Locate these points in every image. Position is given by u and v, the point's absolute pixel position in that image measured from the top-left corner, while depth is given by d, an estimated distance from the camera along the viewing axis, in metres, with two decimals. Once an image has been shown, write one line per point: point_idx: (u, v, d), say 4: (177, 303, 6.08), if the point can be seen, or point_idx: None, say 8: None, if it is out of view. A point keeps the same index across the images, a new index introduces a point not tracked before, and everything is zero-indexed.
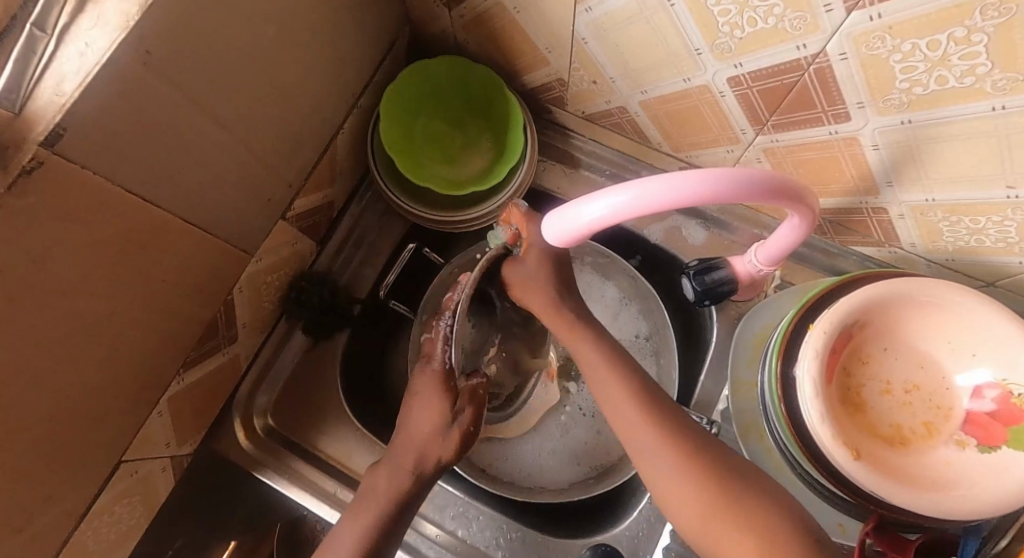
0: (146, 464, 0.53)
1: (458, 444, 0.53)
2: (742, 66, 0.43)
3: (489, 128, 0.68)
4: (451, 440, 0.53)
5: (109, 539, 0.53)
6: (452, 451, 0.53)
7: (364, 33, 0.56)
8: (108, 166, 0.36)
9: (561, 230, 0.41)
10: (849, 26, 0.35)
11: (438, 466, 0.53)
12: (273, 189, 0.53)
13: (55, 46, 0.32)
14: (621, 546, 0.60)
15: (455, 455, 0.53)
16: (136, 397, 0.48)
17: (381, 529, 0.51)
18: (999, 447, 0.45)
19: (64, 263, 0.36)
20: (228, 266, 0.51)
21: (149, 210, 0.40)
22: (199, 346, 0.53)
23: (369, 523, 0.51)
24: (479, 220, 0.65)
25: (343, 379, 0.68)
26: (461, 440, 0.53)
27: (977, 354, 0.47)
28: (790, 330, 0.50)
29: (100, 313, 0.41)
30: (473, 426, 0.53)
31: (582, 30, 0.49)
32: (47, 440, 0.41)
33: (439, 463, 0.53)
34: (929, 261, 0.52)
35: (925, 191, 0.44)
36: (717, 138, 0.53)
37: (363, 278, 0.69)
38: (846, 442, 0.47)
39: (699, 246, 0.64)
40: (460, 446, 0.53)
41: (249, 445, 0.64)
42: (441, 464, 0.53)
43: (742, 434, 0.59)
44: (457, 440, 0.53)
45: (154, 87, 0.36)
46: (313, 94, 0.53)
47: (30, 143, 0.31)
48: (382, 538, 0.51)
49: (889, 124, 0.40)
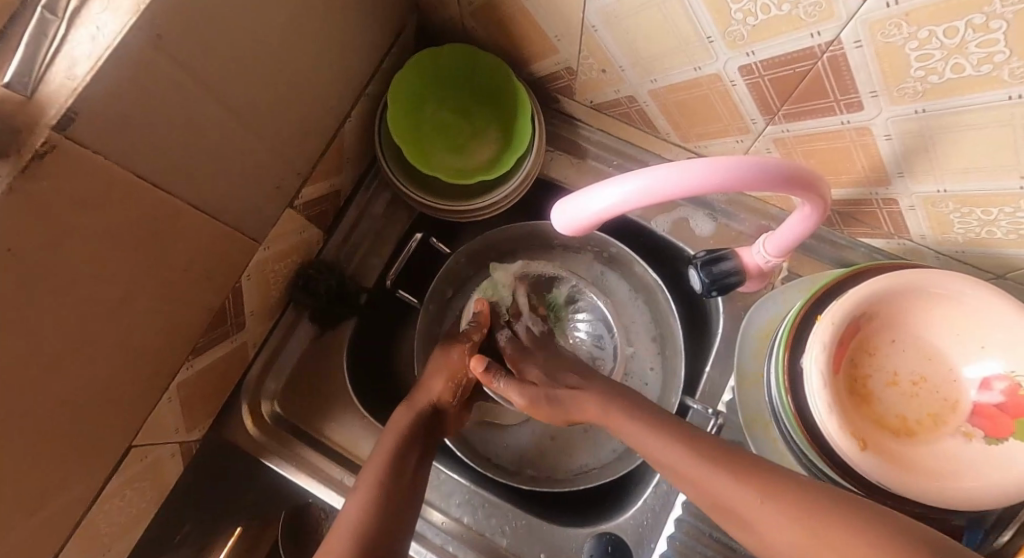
0: (155, 449, 0.54)
1: (456, 386, 0.61)
2: (754, 55, 0.42)
3: (497, 119, 0.68)
4: (440, 376, 0.61)
5: (119, 522, 0.54)
6: (442, 380, 0.60)
7: (372, 20, 0.56)
8: (121, 151, 0.36)
9: (572, 220, 0.41)
10: (866, 12, 0.34)
11: (435, 400, 0.59)
12: (282, 176, 0.53)
13: (67, 31, 0.32)
14: (625, 536, 0.60)
15: (455, 391, 0.61)
16: (147, 381, 0.49)
17: (396, 474, 0.52)
18: (1005, 439, 0.45)
19: (76, 247, 0.36)
20: (237, 254, 0.51)
21: (161, 196, 0.40)
22: (207, 333, 0.53)
23: (378, 478, 0.51)
24: (487, 210, 0.65)
25: (350, 368, 0.68)
26: (454, 375, 0.61)
27: (986, 346, 0.47)
28: (798, 320, 0.50)
29: (112, 298, 0.41)
30: (465, 358, 0.62)
31: (592, 18, 0.48)
32: (59, 424, 0.42)
33: (435, 399, 0.59)
34: (938, 253, 0.52)
35: (937, 181, 0.44)
36: (726, 128, 0.53)
37: (369, 267, 0.68)
38: (853, 433, 0.47)
39: (706, 238, 0.64)
40: (461, 386, 0.61)
41: (255, 431, 0.64)
42: (438, 400, 0.59)
43: (748, 425, 0.58)
44: (449, 368, 0.61)
45: (166, 72, 0.36)
46: (322, 83, 0.53)
47: (44, 127, 0.31)
48: (395, 479, 0.52)
49: (902, 113, 0.40)
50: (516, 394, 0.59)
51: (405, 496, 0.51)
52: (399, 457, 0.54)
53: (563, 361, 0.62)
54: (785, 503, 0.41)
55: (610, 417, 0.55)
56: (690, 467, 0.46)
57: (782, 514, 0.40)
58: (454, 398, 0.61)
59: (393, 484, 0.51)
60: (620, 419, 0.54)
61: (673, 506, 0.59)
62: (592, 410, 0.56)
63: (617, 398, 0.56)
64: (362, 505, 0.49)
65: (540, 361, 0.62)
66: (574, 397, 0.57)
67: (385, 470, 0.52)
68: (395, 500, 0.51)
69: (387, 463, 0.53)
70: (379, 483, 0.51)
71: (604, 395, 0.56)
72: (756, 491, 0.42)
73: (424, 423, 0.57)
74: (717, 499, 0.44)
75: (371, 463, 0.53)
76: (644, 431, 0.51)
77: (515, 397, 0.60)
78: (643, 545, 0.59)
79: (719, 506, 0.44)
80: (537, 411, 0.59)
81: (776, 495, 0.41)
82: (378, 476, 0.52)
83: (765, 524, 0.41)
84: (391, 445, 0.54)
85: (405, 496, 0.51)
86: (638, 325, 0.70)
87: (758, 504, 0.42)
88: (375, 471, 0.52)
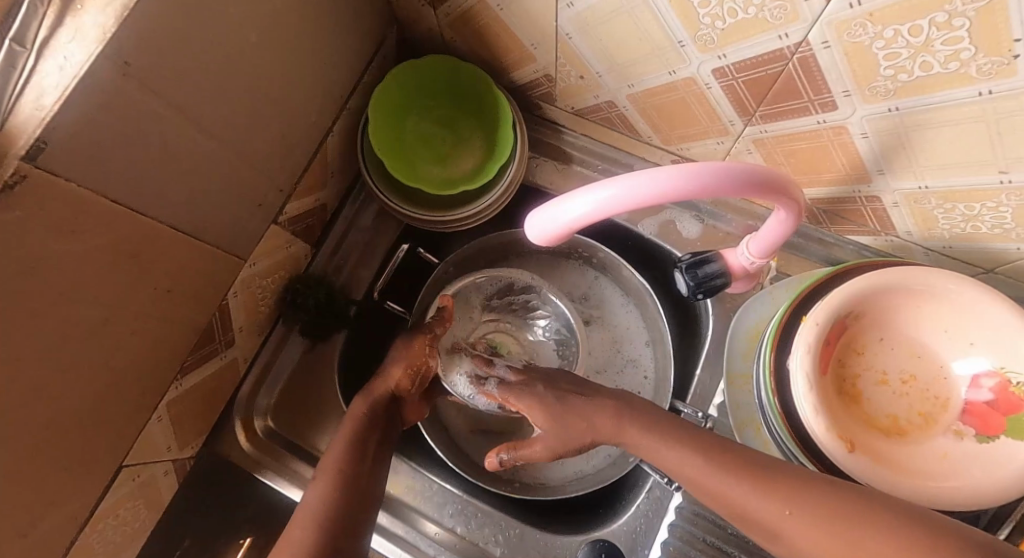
0: (148, 467, 0.54)
1: (411, 372, 0.59)
2: (726, 58, 0.42)
3: (480, 128, 0.68)
4: (401, 363, 0.59)
5: (115, 541, 0.54)
6: (401, 367, 0.59)
7: (348, 34, 0.56)
8: (95, 177, 0.36)
9: (545, 229, 0.41)
10: (830, 14, 0.34)
11: (393, 387, 0.58)
12: (264, 193, 0.53)
13: (35, 61, 0.33)
14: (619, 543, 0.60)
15: (413, 379, 0.59)
16: (136, 401, 0.49)
17: (350, 464, 0.51)
18: (997, 436, 0.45)
19: (52, 274, 0.36)
20: (222, 272, 0.52)
21: (138, 219, 0.40)
22: (195, 351, 0.54)
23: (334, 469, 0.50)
24: (472, 219, 0.65)
25: (341, 380, 0.68)
26: (414, 363, 0.59)
27: (975, 343, 0.46)
28: (783, 321, 0.50)
29: (93, 322, 0.41)
30: (429, 347, 0.60)
31: (565, 26, 0.48)
32: (45, 448, 0.42)
33: (394, 386, 0.58)
34: (926, 249, 0.51)
35: (918, 178, 0.44)
36: (706, 130, 0.52)
37: (358, 280, 0.69)
38: (841, 434, 0.46)
39: (693, 239, 0.63)
40: (417, 374, 0.59)
41: (249, 446, 0.64)
42: (397, 387, 0.58)
43: (738, 428, 0.58)
44: (409, 356, 0.59)
45: (137, 98, 0.37)
46: (301, 99, 0.53)
47: (12, 157, 0.32)
48: (352, 471, 0.51)
49: (876, 112, 0.40)
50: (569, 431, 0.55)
51: (365, 488, 0.51)
52: (357, 448, 0.53)
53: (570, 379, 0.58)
54: (804, 510, 0.40)
55: (624, 432, 0.53)
56: (709, 480, 0.45)
57: (804, 514, 0.40)
58: (408, 382, 0.59)
59: (349, 472, 0.51)
60: (632, 430, 0.52)
61: (665, 513, 0.59)
62: (604, 424, 0.54)
63: (627, 409, 0.53)
64: (322, 494, 0.49)
65: (539, 389, 0.57)
66: (586, 411, 0.54)
67: (345, 459, 0.51)
68: (351, 497, 0.49)
69: (342, 455, 0.52)
70: (336, 477, 0.50)
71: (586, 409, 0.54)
72: (779, 501, 0.41)
73: (381, 413, 0.57)
74: (742, 510, 0.43)
75: (332, 450, 0.53)
76: (656, 442, 0.50)
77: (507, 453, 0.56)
78: (637, 552, 0.59)
79: (747, 518, 0.43)
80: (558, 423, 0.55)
81: (793, 498, 0.41)
82: (338, 465, 0.51)
83: (791, 531, 0.41)
84: (350, 434, 0.54)
85: (361, 490, 0.50)
86: (633, 332, 0.69)
87: (785, 514, 0.41)
88: (334, 459, 0.51)
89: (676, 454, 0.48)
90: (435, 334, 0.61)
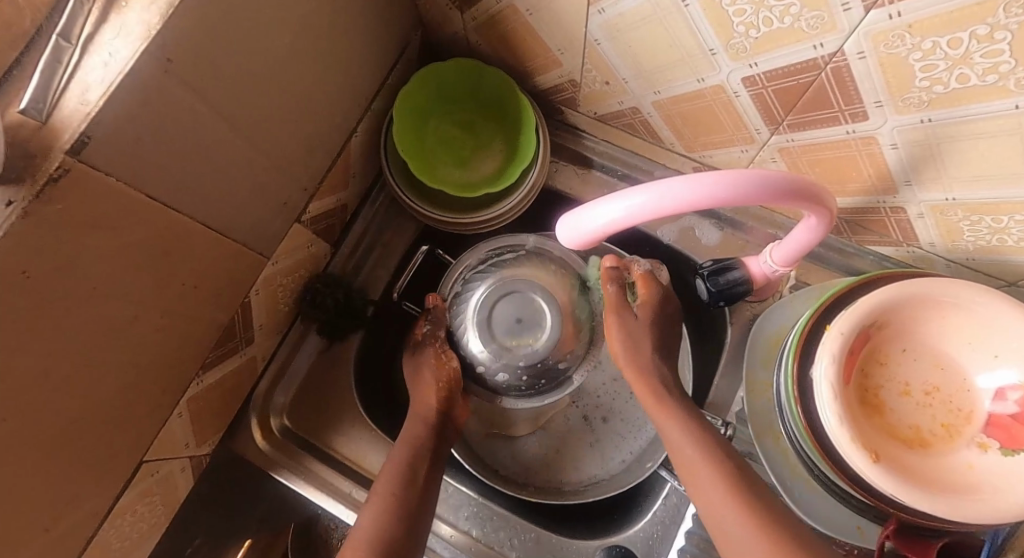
0: (165, 464, 0.54)
1: (442, 389, 0.61)
2: (757, 66, 0.42)
3: (501, 132, 0.68)
4: (428, 383, 0.61)
5: (130, 537, 0.54)
6: (431, 390, 0.61)
7: (376, 36, 0.56)
8: (131, 173, 0.36)
9: (576, 234, 0.41)
10: (868, 24, 0.34)
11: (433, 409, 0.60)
12: (290, 192, 0.53)
13: (80, 56, 0.33)
14: (635, 548, 0.60)
15: (446, 396, 0.61)
16: (158, 398, 0.49)
17: (405, 481, 0.53)
18: (1021, 450, 0.44)
19: (87, 269, 0.36)
20: (246, 270, 0.52)
21: (170, 215, 0.40)
22: (216, 349, 0.54)
23: (390, 482, 0.53)
24: (492, 222, 0.65)
25: (358, 381, 0.68)
26: (439, 380, 0.61)
27: (999, 355, 0.46)
28: (806, 331, 0.50)
29: (122, 317, 0.41)
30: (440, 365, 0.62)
31: (595, 32, 0.49)
32: (72, 443, 0.42)
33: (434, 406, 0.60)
34: (948, 261, 0.52)
35: (946, 190, 0.44)
36: (731, 138, 0.52)
37: (376, 280, 0.69)
38: (864, 445, 0.46)
39: (712, 247, 0.64)
40: (446, 388, 0.61)
41: (265, 445, 0.64)
42: (438, 406, 0.60)
43: (757, 436, 0.58)
44: (433, 376, 0.62)
45: (175, 94, 0.37)
46: (328, 99, 0.53)
47: (57, 152, 0.32)
48: (406, 489, 0.53)
49: (908, 122, 0.40)
50: (623, 353, 0.59)
51: (420, 505, 0.53)
52: (408, 470, 0.54)
53: (665, 320, 0.61)
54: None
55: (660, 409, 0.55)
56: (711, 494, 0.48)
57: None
58: (444, 399, 0.61)
59: (403, 496, 0.52)
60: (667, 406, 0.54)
61: (682, 519, 0.59)
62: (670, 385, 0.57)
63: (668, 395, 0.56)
64: (378, 515, 0.51)
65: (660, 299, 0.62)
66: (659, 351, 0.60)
67: (396, 481, 0.53)
68: (406, 515, 0.51)
69: (398, 471, 0.54)
70: (391, 494, 0.52)
71: (642, 364, 0.58)
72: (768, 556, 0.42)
73: (432, 433, 0.58)
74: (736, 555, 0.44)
75: (385, 474, 0.54)
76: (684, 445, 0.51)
77: (609, 287, 0.61)
78: None
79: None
80: (630, 348, 0.59)
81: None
82: (391, 487, 0.53)
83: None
84: (403, 457, 0.55)
85: (417, 510, 0.52)
86: None
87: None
88: (387, 483, 0.53)
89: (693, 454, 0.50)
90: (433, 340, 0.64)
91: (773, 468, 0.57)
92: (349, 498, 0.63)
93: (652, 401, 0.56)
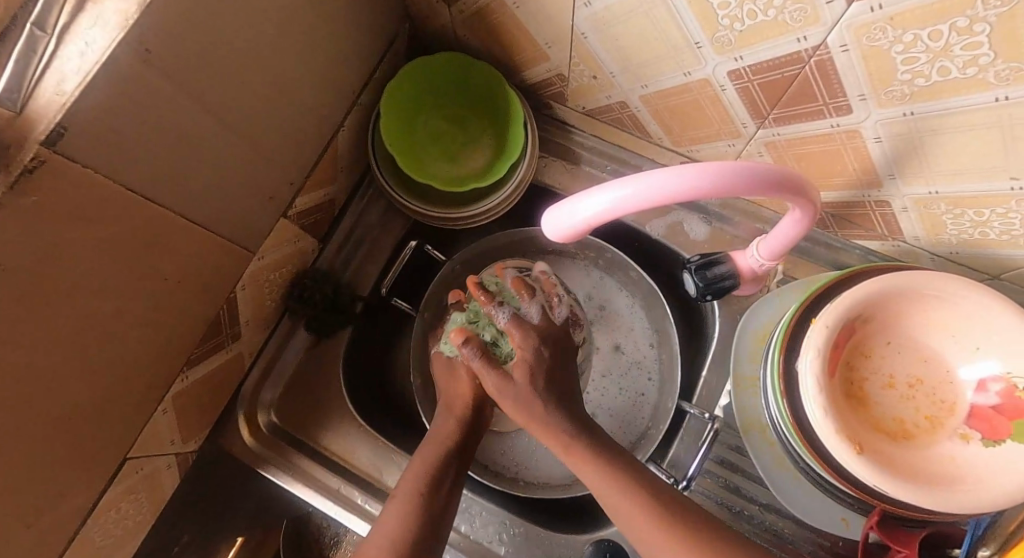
0: (151, 460, 0.54)
1: (478, 384, 0.58)
2: (742, 59, 0.43)
3: (490, 126, 0.68)
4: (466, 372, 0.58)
5: (115, 535, 0.54)
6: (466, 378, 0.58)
7: (362, 29, 0.56)
8: (111, 166, 0.36)
9: (560, 227, 0.41)
10: (850, 17, 0.34)
11: (469, 397, 0.58)
12: (275, 187, 0.53)
13: (56, 46, 0.32)
14: (623, 542, 0.60)
15: (482, 384, 0.58)
16: (142, 394, 0.49)
17: (433, 481, 0.52)
18: (1003, 441, 0.45)
19: (67, 262, 0.36)
20: (231, 265, 0.52)
21: (152, 208, 0.40)
22: (202, 344, 0.53)
23: (417, 481, 0.52)
24: (481, 218, 0.65)
25: (347, 377, 0.68)
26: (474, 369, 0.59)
27: (981, 348, 0.46)
28: (792, 325, 0.50)
29: (104, 312, 0.41)
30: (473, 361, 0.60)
31: (582, 25, 0.49)
32: (53, 439, 0.42)
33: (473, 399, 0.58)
34: (933, 255, 0.52)
35: (928, 183, 0.44)
36: (718, 132, 0.53)
37: (365, 276, 0.69)
38: (849, 437, 0.46)
39: (700, 241, 0.64)
40: (480, 375, 0.58)
41: (252, 442, 0.64)
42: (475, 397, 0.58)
43: (744, 430, 0.59)
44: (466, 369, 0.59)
45: (156, 86, 0.36)
46: (314, 93, 0.53)
47: (33, 142, 0.31)
48: (432, 491, 0.51)
49: (890, 116, 0.40)
50: (508, 406, 0.54)
51: (444, 505, 0.52)
52: (435, 469, 0.53)
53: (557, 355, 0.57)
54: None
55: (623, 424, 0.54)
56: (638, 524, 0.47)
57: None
58: (482, 388, 0.58)
59: (428, 498, 0.51)
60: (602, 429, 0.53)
61: None
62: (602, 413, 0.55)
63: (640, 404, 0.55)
64: (400, 517, 0.49)
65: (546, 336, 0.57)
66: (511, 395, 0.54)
67: (423, 480, 0.52)
68: (430, 516, 0.50)
69: (425, 468, 0.53)
70: (417, 495, 0.51)
71: (545, 421, 0.53)
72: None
73: (466, 426, 0.57)
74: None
75: (410, 474, 0.52)
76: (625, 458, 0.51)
77: (473, 364, 0.55)
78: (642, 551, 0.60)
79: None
80: (504, 396, 0.54)
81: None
82: (415, 489, 0.51)
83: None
84: (432, 456, 0.54)
85: (441, 510, 0.51)
86: (638, 334, 0.69)
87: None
88: (412, 483, 0.51)
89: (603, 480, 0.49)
90: (446, 339, 0.62)
91: (760, 461, 0.58)
92: (337, 494, 0.63)
93: (563, 450, 0.52)
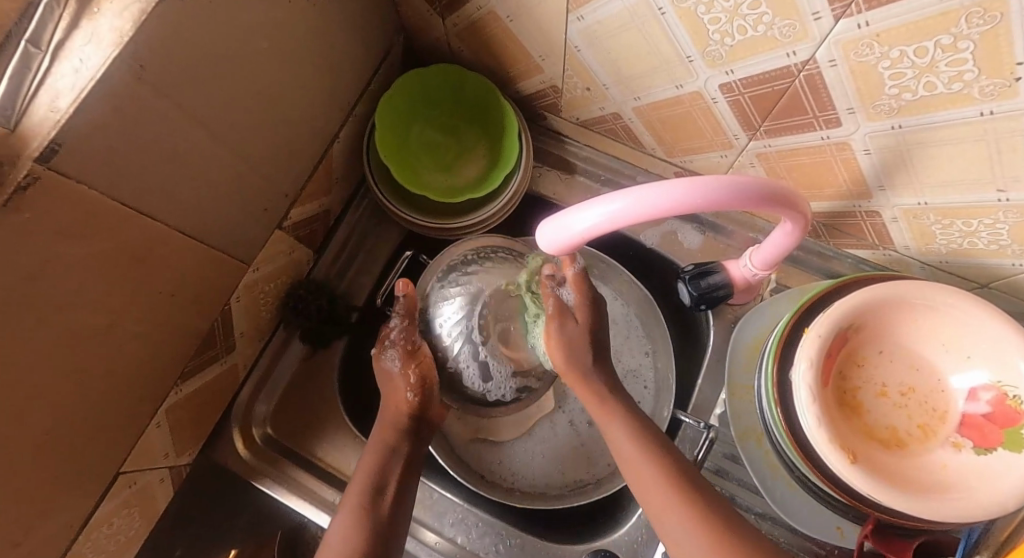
0: (144, 474, 0.54)
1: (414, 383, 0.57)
2: (733, 73, 0.43)
3: (485, 136, 0.69)
4: (398, 385, 0.58)
5: (108, 549, 0.54)
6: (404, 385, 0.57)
7: (356, 42, 0.56)
8: (103, 182, 0.36)
9: (555, 238, 0.41)
10: (838, 33, 0.35)
11: (402, 411, 0.57)
12: (270, 199, 0.53)
13: (50, 64, 0.32)
14: (618, 551, 0.61)
15: (419, 399, 0.57)
16: (136, 408, 0.49)
17: (378, 479, 0.53)
18: (995, 449, 0.45)
19: (60, 279, 0.36)
20: (225, 278, 0.51)
21: (145, 223, 0.40)
22: (196, 357, 0.53)
23: (365, 480, 0.53)
24: (477, 227, 0.66)
25: (342, 388, 0.68)
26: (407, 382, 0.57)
27: (972, 357, 0.47)
28: (786, 333, 0.51)
29: (96, 328, 0.41)
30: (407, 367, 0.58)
31: (574, 38, 0.49)
32: (45, 454, 0.41)
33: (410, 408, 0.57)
34: (923, 264, 0.52)
35: (917, 194, 0.45)
36: (710, 144, 0.53)
37: (360, 287, 0.69)
38: (842, 446, 0.47)
39: (694, 250, 0.64)
40: (423, 389, 0.58)
41: (247, 454, 0.64)
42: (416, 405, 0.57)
43: (739, 439, 0.59)
44: (401, 378, 0.58)
45: (149, 103, 0.36)
46: (308, 106, 0.53)
47: (26, 160, 0.31)
48: (377, 490, 0.52)
49: (879, 129, 0.41)
50: (556, 351, 0.55)
51: (395, 501, 0.53)
52: (379, 479, 0.53)
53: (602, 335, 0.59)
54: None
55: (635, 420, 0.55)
56: (661, 497, 0.49)
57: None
58: (417, 399, 0.57)
59: (371, 517, 0.51)
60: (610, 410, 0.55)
61: None
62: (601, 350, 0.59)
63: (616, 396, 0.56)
64: (351, 516, 0.51)
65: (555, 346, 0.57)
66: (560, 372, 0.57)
67: (366, 489, 0.52)
68: (379, 514, 0.51)
69: (372, 467, 0.54)
70: (359, 498, 0.52)
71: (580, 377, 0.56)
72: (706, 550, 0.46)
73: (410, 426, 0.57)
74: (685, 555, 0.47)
75: (358, 478, 0.53)
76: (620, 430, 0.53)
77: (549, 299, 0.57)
78: None
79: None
80: (569, 355, 0.55)
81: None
82: (359, 506, 0.51)
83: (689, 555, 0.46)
84: (374, 463, 0.54)
85: (393, 508, 0.52)
86: (633, 342, 0.68)
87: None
88: (358, 491, 0.52)
89: (654, 480, 0.50)
90: (393, 340, 0.59)
91: (755, 469, 0.58)
92: (332, 506, 0.62)
93: (595, 402, 0.56)
